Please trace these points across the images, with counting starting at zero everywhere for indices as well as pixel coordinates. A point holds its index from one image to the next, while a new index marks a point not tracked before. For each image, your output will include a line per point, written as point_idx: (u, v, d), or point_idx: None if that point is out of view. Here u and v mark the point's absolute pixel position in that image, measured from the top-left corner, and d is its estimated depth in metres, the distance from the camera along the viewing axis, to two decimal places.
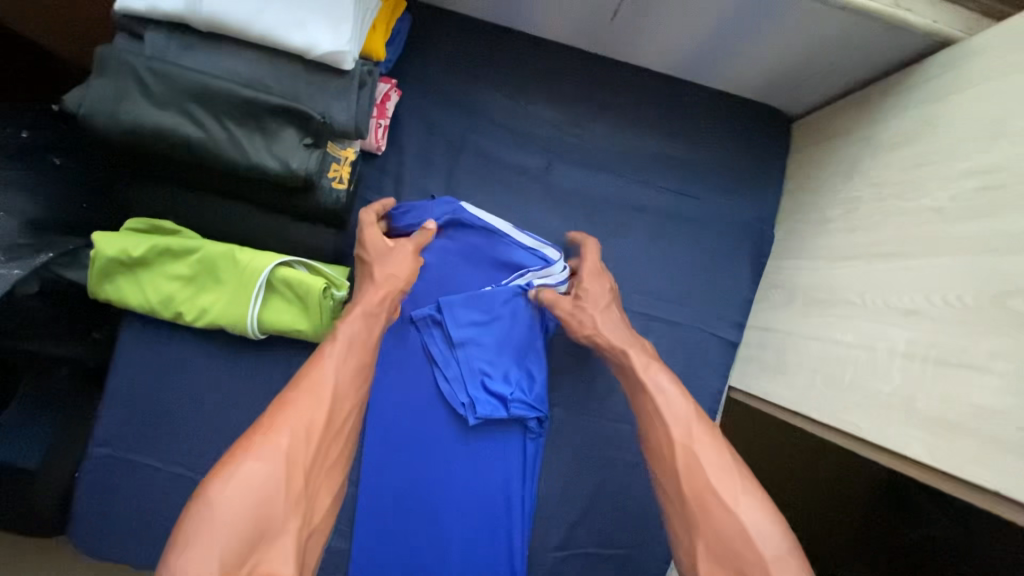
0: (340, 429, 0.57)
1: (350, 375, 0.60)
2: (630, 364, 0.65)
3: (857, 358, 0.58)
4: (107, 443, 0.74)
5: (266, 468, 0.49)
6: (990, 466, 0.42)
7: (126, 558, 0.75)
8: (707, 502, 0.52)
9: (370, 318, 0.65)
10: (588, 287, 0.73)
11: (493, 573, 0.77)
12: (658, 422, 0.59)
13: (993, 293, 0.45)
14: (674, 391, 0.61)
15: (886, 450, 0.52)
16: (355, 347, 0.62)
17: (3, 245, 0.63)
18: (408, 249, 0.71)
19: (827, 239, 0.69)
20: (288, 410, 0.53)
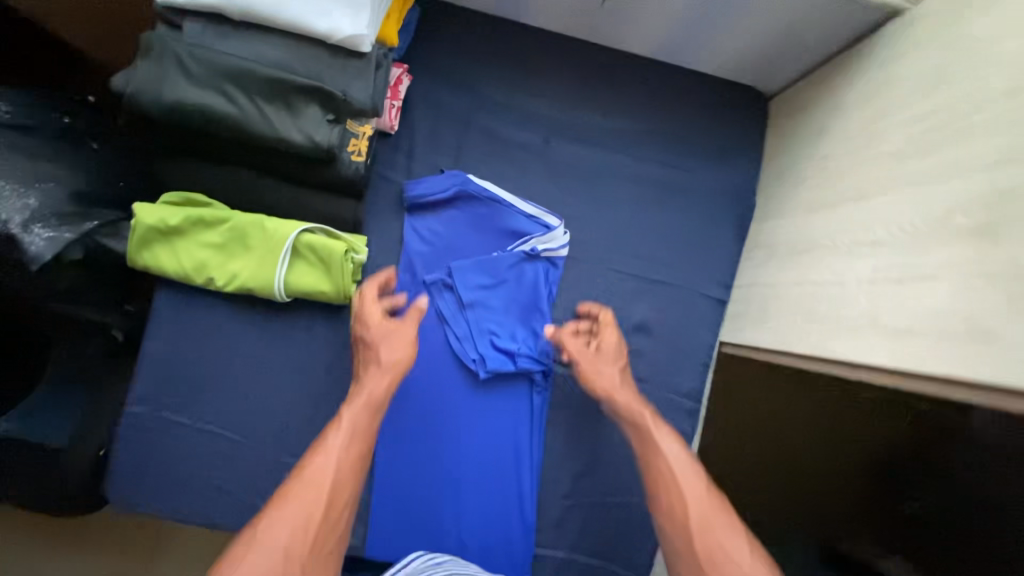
0: (340, 516, 0.61)
1: (353, 464, 0.65)
2: (646, 424, 0.73)
3: (831, 293, 0.64)
4: (143, 401, 0.80)
5: (262, 561, 0.54)
6: (946, 357, 0.48)
7: (160, 510, 0.79)
8: (716, 562, 0.59)
9: (375, 407, 0.71)
10: (607, 343, 0.80)
11: (505, 517, 0.83)
12: (668, 488, 0.66)
13: (942, 215, 0.52)
14: (681, 459, 0.68)
15: (862, 364, 0.58)
16: (356, 435, 0.67)
17: (55, 212, 0.69)
18: (404, 334, 0.76)
19: (802, 197, 0.76)
20: (290, 503, 0.59)
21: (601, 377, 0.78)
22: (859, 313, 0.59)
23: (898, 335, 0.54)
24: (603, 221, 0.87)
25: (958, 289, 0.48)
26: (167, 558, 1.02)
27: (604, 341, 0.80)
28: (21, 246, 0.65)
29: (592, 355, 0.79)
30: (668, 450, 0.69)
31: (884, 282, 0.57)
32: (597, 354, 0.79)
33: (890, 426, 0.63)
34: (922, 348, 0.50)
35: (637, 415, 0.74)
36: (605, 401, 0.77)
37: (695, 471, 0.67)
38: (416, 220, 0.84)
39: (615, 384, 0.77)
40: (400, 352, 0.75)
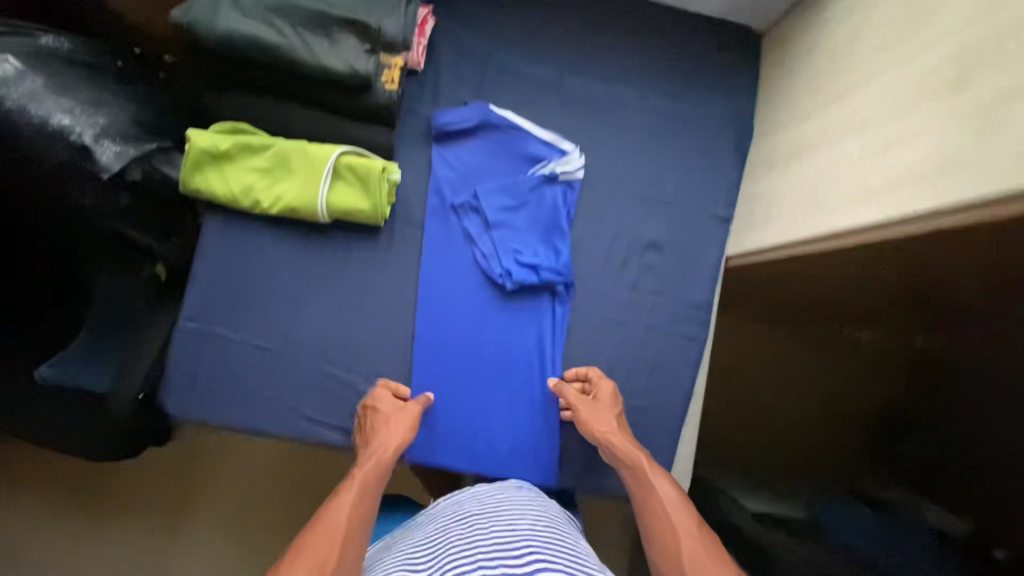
0: (351, 561, 0.62)
1: (361, 517, 0.68)
2: (643, 466, 0.77)
3: (832, 179, 0.71)
4: (195, 317, 0.86)
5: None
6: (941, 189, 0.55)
7: (215, 419, 0.86)
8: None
9: (380, 467, 0.76)
10: (604, 392, 0.86)
11: (532, 417, 0.90)
12: (664, 524, 0.69)
13: (924, 80, 0.59)
14: (675, 500, 0.72)
15: (866, 227, 0.64)
16: (364, 491, 0.72)
17: (120, 132, 0.76)
18: (412, 410, 0.83)
19: (799, 109, 0.83)
20: (303, 552, 0.61)
21: (600, 425, 0.82)
22: (854, 187, 0.67)
23: (888, 192, 0.62)
24: (615, 148, 0.94)
25: (937, 141, 0.56)
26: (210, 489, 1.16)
27: (602, 389, 0.86)
28: (93, 156, 0.72)
29: (590, 403, 0.85)
30: (663, 491, 0.73)
31: (873, 155, 0.65)
32: (596, 402, 0.85)
33: (876, 377, 0.55)
34: (916, 196, 0.58)
35: (633, 457, 0.79)
36: (604, 446, 0.81)
37: (689, 512, 0.70)
38: (444, 149, 0.91)
39: (613, 428, 0.82)
40: (404, 425, 0.81)
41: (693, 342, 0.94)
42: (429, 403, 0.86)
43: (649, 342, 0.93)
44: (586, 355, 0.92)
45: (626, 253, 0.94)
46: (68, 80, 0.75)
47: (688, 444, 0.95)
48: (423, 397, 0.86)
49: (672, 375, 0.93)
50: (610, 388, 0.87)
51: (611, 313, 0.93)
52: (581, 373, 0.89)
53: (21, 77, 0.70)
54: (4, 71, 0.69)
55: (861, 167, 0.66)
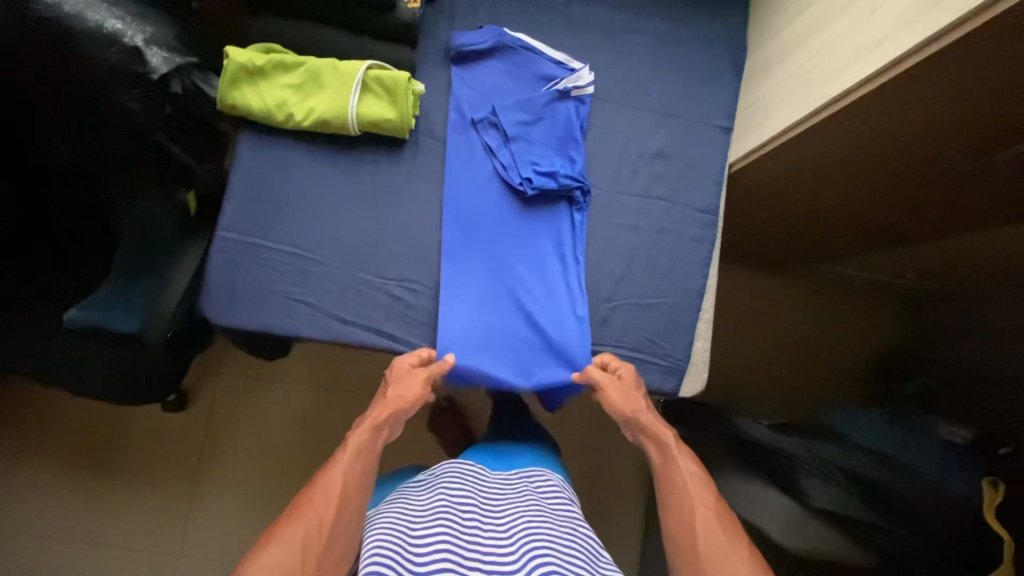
0: (347, 519, 0.72)
1: (357, 478, 0.78)
2: (669, 442, 0.87)
3: (829, 56, 0.78)
4: (231, 228, 0.90)
5: (280, 554, 0.67)
6: (932, 21, 0.61)
7: (251, 325, 0.89)
8: (715, 559, 0.71)
9: (377, 431, 0.85)
10: (628, 374, 0.91)
11: (558, 316, 0.95)
12: (686, 495, 0.79)
13: None
14: (696, 475, 0.82)
15: (860, 84, 0.72)
16: (360, 453, 0.81)
17: (166, 43, 0.83)
18: (424, 378, 0.88)
19: (790, 12, 0.91)
20: (305, 506, 0.72)
21: (631, 406, 0.88)
22: (846, 55, 0.75)
23: (876, 47, 0.69)
24: (619, 65, 1.01)
25: None
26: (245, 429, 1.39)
27: (625, 371, 0.91)
28: (144, 59, 0.79)
29: (619, 384, 0.90)
30: (685, 466, 0.83)
31: (860, 24, 0.73)
32: (623, 383, 0.90)
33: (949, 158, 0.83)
34: (901, 39, 0.65)
35: (660, 433, 0.88)
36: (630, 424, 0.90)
37: (707, 487, 0.80)
38: (462, 70, 0.97)
39: (643, 408, 0.89)
40: (409, 392, 0.87)
41: (702, 244, 0.99)
42: (447, 364, 0.89)
43: (661, 244, 0.98)
44: (603, 257, 0.97)
45: (634, 162, 1.00)
46: None
47: (704, 338, 0.98)
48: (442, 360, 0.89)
49: (686, 275, 0.98)
50: (634, 372, 0.92)
51: (622, 217, 0.98)
52: (602, 361, 0.93)
53: None
54: None
55: (851, 35, 0.74)
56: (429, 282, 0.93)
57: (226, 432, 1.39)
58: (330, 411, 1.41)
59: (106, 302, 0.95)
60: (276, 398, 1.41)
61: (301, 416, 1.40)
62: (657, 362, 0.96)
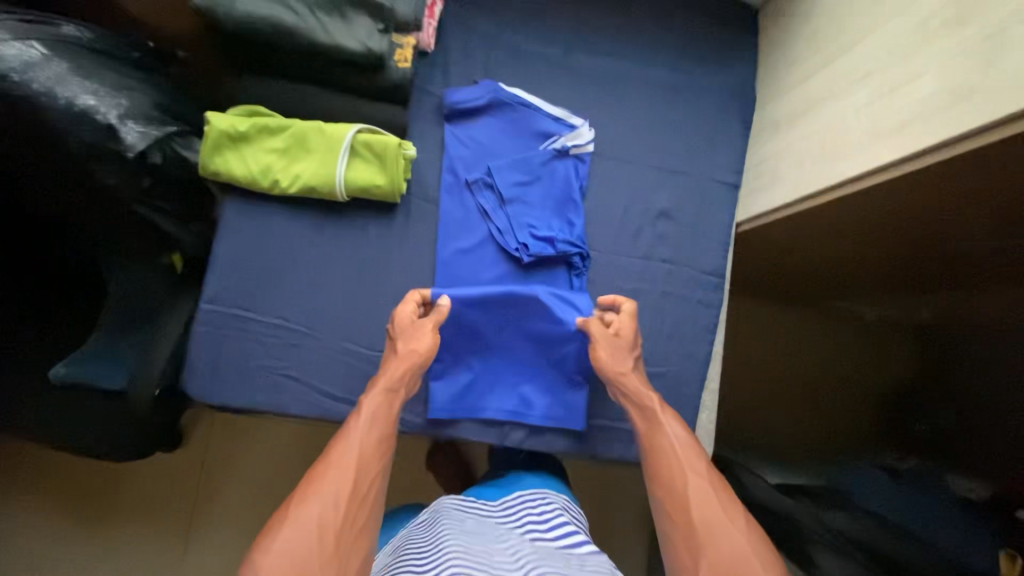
0: (366, 495, 0.66)
1: (374, 444, 0.71)
2: (655, 406, 0.79)
3: (843, 128, 0.74)
4: (216, 299, 0.86)
5: (296, 534, 0.60)
6: (961, 117, 0.56)
7: (236, 402, 0.86)
8: (715, 531, 0.63)
9: (393, 390, 0.78)
10: (626, 330, 0.85)
11: (556, 390, 0.91)
12: (675, 466, 0.71)
13: (936, 21, 0.61)
14: (684, 439, 0.74)
15: (878, 168, 0.67)
16: (376, 419, 0.74)
17: (144, 115, 0.79)
18: (432, 325, 0.83)
19: (802, 70, 0.86)
20: (319, 482, 0.65)
21: (617, 365, 0.82)
22: (865, 132, 0.69)
23: (900, 132, 0.64)
24: (621, 118, 0.96)
25: (945, 73, 0.59)
26: (229, 474, 1.30)
27: (624, 327, 0.85)
28: (119, 136, 0.75)
29: (610, 340, 0.84)
30: (673, 432, 0.75)
31: (881, 102, 0.68)
32: (618, 339, 0.84)
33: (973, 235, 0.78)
34: (928, 128, 0.60)
35: (644, 397, 0.80)
36: (616, 384, 0.83)
37: (698, 454, 0.72)
38: (457, 127, 0.93)
39: (627, 369, 0.83)
40: (419, 346, 0.81)
41: (708, 307, 0.95)
42: (445, 312, 0.83)
43: (665, 309, 0.94)
44: None
45: (636, 221, 0.95)
46: (92, 65, 0.77)
47: (709, 410, 0.95)
48: (439, 308, 0.84)
49: (691, 341, 0.94)
50: (631, 326, 0.86)
51: (623, 281, 0.94)
52: (605, 302, 0.88)
53: (46, 63, 0.72)
54: (31, 56, 0.71)
55: (870, 111, 0.69)
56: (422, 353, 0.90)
57: (220, 478, 1.30)
58: (326, 445, 1.35)
59: (92, 354, 0.92)
60: (271, 439, 1.32)
61: (297, 457, 1.31)
62: None
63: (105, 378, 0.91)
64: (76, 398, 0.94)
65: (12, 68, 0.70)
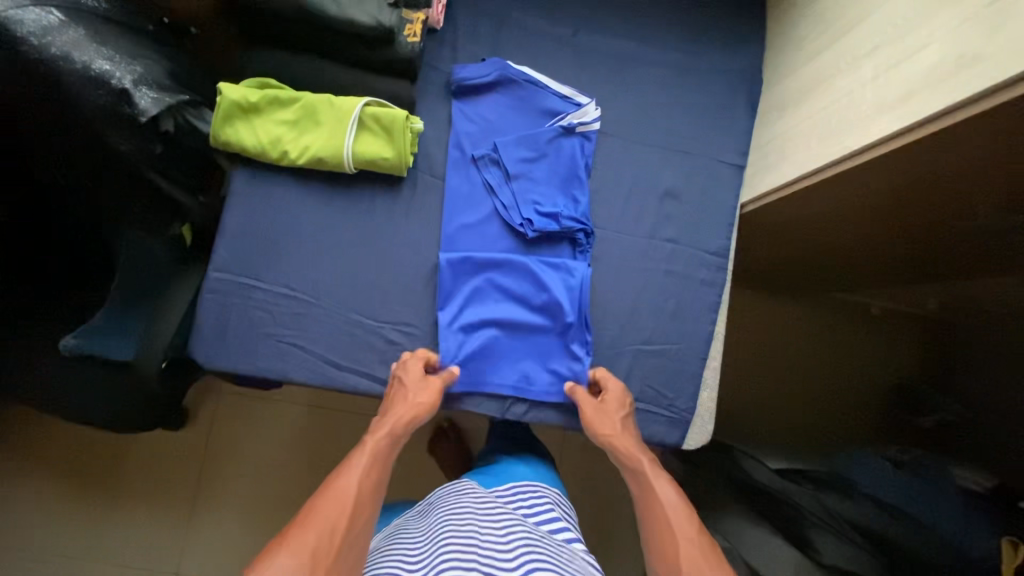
0: (359, 535, 0.67)
1: (370, 487, 0.72)
2: (645, 469, 0.80)
3: (845, 104, 0.74)
4: (224, 267, 0.88)
5: (290, 564, 0.60)
6: (964, 82, 0.56)
7: (241, 369, 0.87)
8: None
9: (394, 437, 0.80)
10: (613, 395, 0.87)
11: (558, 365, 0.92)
12: (666, 532, 0.71)
13: None
14: (676, 502, 0.75)
15: (876, 142, 0.67)
16: (375, 463, 0.76)
17: (157, 83, 0.79)
18: (437, 384, 0.85)
19: (808, 49, 0.86)
20: (315, 513, 0.66)
21: (603, 428, 0.84)
22: (867, 107, 0.69)
23: (904, 103, 0.64)
24: (627, 98, 0.97)
25: (950, 41, 0.59)
26: (231, 450, 1.31)
27: (610, 393, 0.87)
28: (133, 101, 0.75)
29: (599, 406, 0.86)
30: (666, 495, 0.76)
31: (885, 76, 0.67)
32: (603, 405, 0.86)
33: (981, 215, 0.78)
34: (930, 98, 0.60)
35: (633, 457, 0.82)
36: (608, 447, 0.84)
37: (688, 517, 0.72)
38: (463, 104, 0.94)
39: (616, 431, 0.84)
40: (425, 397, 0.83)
41: (711, 287, 0.95)
42: (452, 376, 0.86)
43: (668, 289, 0.94)
44: (605, 301, 0.94)
45: (641, 200, 0.95)
46: (107, 33, 0.79)
47: (710, 389, 0.94)
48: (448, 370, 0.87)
49: (693, 322, 0.94)
50: (621, 388, 0.89)
51: (627, 259, 0.94)
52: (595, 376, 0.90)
53: (63, 28, 0.73)
54: (49, 22, 0.72)
55: (875, 84, 0.69)
56: (424, 325, 0.91)
57: (227, 455, 1.31)
58: (330, 429, 1.34)
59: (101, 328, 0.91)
60: (274, 418, 1.33)
61: (302, 435, 1.33)
62: (662, 411, 0.92)
63: (114, 350, 0.90)
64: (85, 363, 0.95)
65: (31, 32, 0.70)
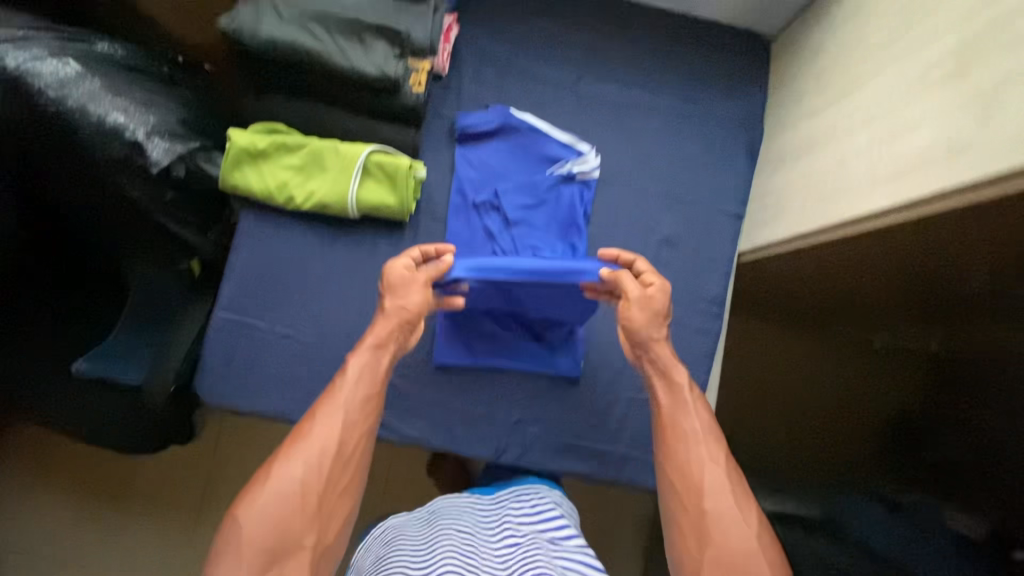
0: (350, 458, 0.70)
1: (358, 406, 0.73)
2: (680, 380, 0.78)
3: (837, 171, 0.75)
4: (229, 307, 0.90)
5: (277, 495, 0.65)
6: (947, 173, 0.57)
7: (244, 407, 0.89)
8: (725, 523, 0.66)
9: (378, 347, 0.78)
10: (660, 295, 0.79)
11: (553, 408, 0.94)
12: (690, 448, 0.71)
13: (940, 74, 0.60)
14: (704, 422, 0.74)
15: (869, 216, 0.67)
16: (362, 378, 0.75)
17: (170, 131, 0.81)
18: (425, 280, 0.80)
19: (805, 108, 0.87)
20: (303, 442, 0.68)
21: (646, 329, 0.79)
22: (861, 178, 0.70)
23: (896, 179, 0.64)
24: (627, 145, 0.98)
25: (936, 126, 0.59)
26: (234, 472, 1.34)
27: (658, 293, 0.79)
28: (145, 152, 0.77)
29: (645, 307, 0.79)
30: (695, 409, 0.75)
31: (879, 148, 0.68)
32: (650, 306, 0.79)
33: None
34: (919, 181, 0.60)
35: (671, 368, 0.79)
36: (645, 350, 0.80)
37: (716, 437, 0.72)
38: (466, 150, 0.96)
39: (658, 337, 0.80)
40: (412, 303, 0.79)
41: (708, 336, 0.96)
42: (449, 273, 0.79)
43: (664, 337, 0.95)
44: (601, 347, 0.96)
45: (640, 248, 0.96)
46: (121, 83, 0.81)
47: None
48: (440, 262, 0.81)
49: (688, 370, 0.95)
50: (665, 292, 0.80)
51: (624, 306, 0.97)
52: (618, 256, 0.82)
53: (79, 79, 0.76)
54: (66, 74, 0.76)
55: (867, 155, 0.69)
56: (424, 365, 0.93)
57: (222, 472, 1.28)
58: None
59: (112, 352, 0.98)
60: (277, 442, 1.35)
61: None
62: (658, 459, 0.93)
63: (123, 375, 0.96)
64: (96, 394, 0.98)
65: (48, 85, 0.74)
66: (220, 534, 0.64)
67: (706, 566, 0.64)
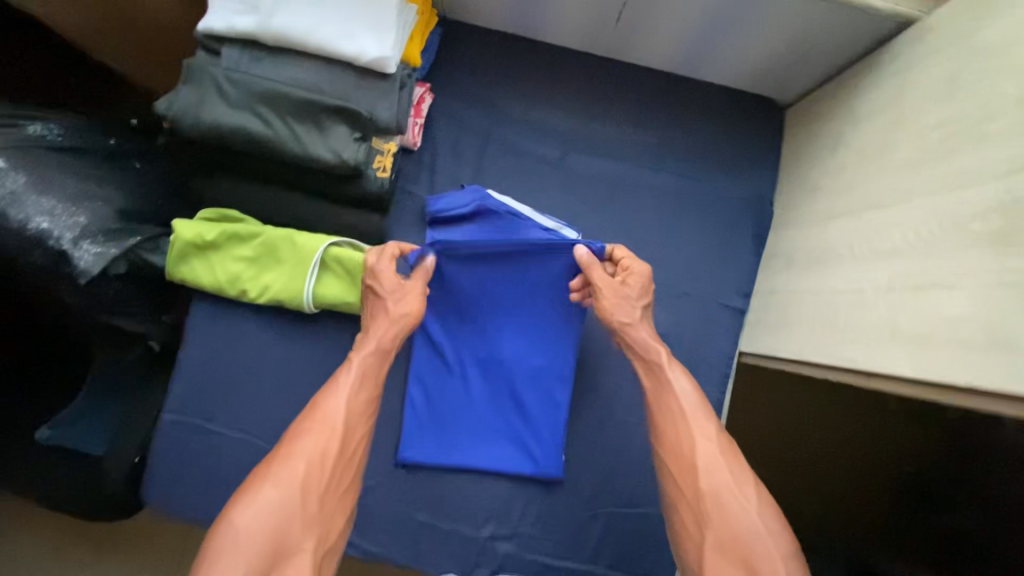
0: (352, 457, 0.64)
1: (361, 404, 0.67)
2: (660, 359, 0.69)
3: (850, 300, 0.65)
4: (180, 409, 0.84)
5: (277, 495, 0.57)
6: (987, 368, 0.46)
7: (195, 516, 0.84)
8: (724, 500, 0.58)
9: (382, 353, 0.71)
10: (637, 276, 0.72)
11: (527, 520, 0.86)
12: (685, 432, 0.63)
13: (992, 234, 0.48)
14: (693, 401, 0.65)
15: (892, 376, 0.57)
16: (366, 379, 0.69)
17: (103, 230, 0.74)
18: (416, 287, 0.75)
19: (820, 204, 0.76)
20: (306, 439, 0.61)
21: (620, 312, 0.72)
22: (881, 323, 0.59)
23: (923, 342, 0.53)
24: (619, 228, 0.88)
25: (977, 298, 0.48)
26: None
27: (635, 274, 0.73)
28: (71, 261, 0.70)
29: (618, 290, 0.72)
30: (680, 389, 0.67)
31: (901, 292, 0.57)
32: (623, 286, 0.72)
33: None
34: (949, 364, 0.50)
35: (650, 348, 0.71)
36: (620, 335, 0.73)
37: (705, 413, 0.65)
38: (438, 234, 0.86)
39: (634, 319, 0.72)
40: (410, 306, 0.74)
41: None
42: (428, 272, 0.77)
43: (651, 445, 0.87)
44: (583, 453, 0.88)
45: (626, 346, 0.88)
46: (52, 175, 0.73)
47: None
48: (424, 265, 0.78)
49: None
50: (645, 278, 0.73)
51: (608, 408, 0.89)
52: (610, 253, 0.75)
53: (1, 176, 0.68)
54: None
55: (890, 297, 0.59)
56: (387, 473, 0.86)
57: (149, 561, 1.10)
58: None
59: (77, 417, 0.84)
60: None
61: None
62: None
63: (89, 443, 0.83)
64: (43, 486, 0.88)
65: None
66: (201, 556, 0.53)
67: (709, 551, 0.57)
